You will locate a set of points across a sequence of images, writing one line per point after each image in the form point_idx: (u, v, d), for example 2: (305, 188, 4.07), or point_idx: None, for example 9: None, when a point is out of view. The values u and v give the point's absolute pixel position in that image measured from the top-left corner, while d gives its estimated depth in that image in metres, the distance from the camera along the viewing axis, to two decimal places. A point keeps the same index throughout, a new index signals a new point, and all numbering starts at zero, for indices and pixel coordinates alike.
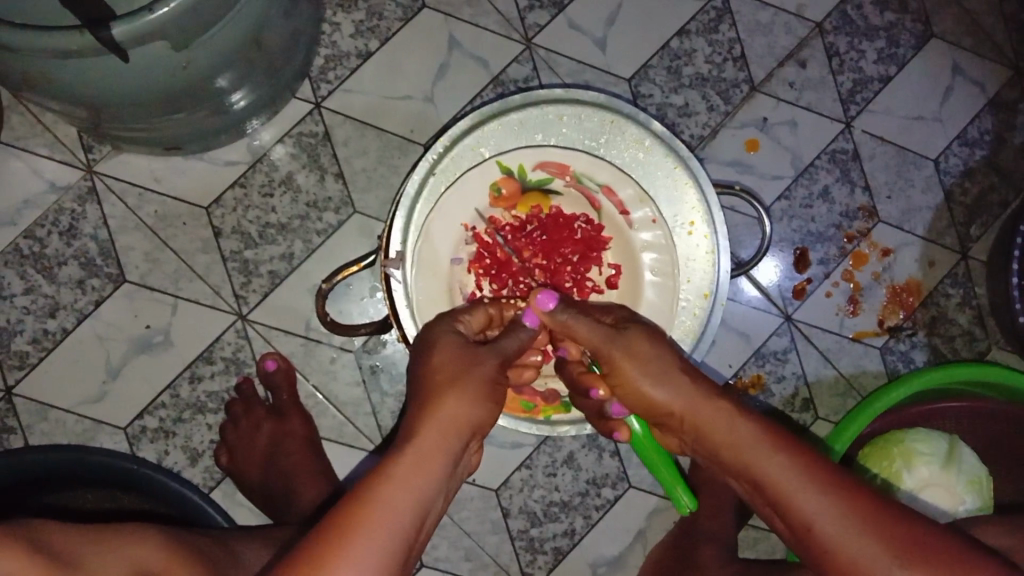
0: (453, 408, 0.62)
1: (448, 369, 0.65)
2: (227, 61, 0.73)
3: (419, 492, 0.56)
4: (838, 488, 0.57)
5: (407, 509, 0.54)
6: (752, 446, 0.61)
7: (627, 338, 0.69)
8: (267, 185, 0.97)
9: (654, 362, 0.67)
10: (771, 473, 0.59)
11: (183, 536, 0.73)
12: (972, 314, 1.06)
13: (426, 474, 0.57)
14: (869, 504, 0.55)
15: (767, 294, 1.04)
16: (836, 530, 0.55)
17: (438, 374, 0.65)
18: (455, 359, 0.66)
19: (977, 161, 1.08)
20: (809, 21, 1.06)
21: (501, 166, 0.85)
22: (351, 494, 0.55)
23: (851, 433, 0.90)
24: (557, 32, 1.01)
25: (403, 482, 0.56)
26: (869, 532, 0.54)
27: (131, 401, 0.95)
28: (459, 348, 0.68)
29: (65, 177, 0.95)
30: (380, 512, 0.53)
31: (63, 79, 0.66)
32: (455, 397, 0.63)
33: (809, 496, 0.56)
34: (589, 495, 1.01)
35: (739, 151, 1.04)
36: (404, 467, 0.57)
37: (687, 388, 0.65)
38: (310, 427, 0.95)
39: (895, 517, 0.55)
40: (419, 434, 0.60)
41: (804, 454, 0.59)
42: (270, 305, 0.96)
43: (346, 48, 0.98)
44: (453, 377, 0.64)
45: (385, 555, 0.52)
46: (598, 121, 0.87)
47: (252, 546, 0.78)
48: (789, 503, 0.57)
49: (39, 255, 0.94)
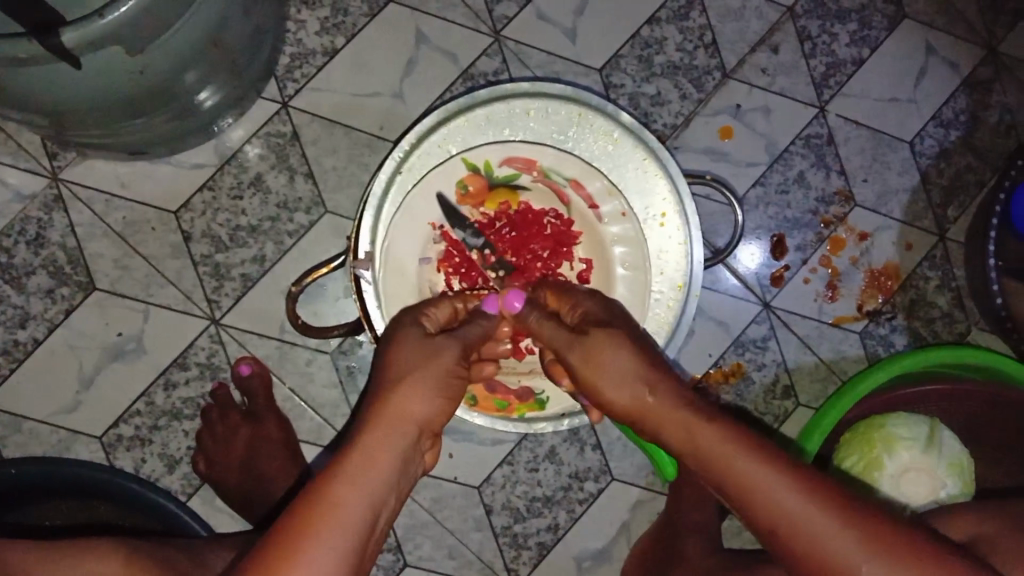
0: (409, 405, 0.62)
1: (405, 366, 0.64)
2: (186, 63, 0.73)
3: (375, 490, 0.56)
4: (811, 483, 0.57)
5: (360, 507, 0.54)
6: (719, 453, 0.59)
7: (586, 346, 0.68)
8: (236, 187, 0.96)
9: (616, 374, 0.66)
10: (739, 471, 0.58)
11: (146, 544, 0.72)
12: (951, 296, 1.06)
13: (381, 474, 0.57)
14: (840, 500, 0.55)
15: (745, 282, 1.04)
16: (812, 524, 0.54)
17: (397, 371, 0.64)
18: (405, 353, 0.66)
19: (952, 141, 1.07)
20: (780, 5, 1.05)
21: (467, 163, 0.83)
22: (304, 494, 0.54)
23: (859, 389, 0.90)
24: (526, 24, 1.00)
25: (360, 481, 0.55)
26: (846, 527, 0.53)
27: (105, 410, 0.94)
28: (415, 341, 0.67)
29: (31, 186, 0.93)
30: (335, 514, 0.52)
31: (16, 87, 0.66)
32: (418, 395, 0.63)
33: (783, 492, 0.56)
34: (571, 489, 1.01)
35: (712, 139, 1.03)
36: (362, 464, 0.56)
37: (654, 395, 0.65)
38: (288, 431, 0.94)
39: (868, 512, 0.54)
40: (373, 434, 0.59)
41: (774, 455, 0.59)
42: (244, 309, 0.95)
43: (312, 46, 0.97)
44: (412, 374, 0.63)
45: (341, 555, 0.51)
46: (566, 115, 0.84)
47: (223, 551, 0.78)
48: (762, 501, 0.57)
49: (7, 265, 0.93)
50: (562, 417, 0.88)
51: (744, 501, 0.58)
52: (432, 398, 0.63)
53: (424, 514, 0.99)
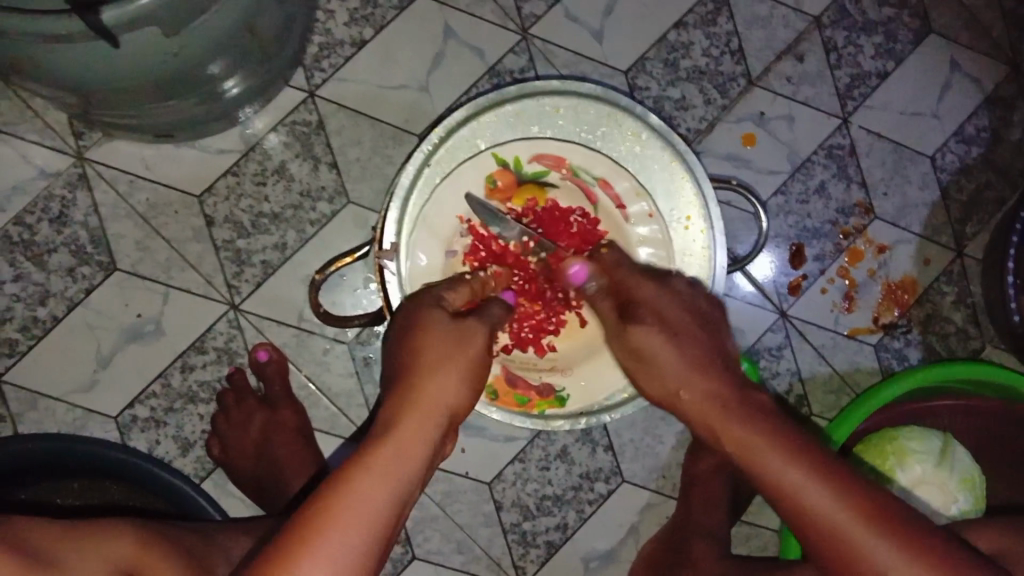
0: (434, 394, 0.62)
1: (432, 353, 0.64)
2: (219, 47, 0.73)
3: (399, 480, 0.56)
4: (846, 485, 0.55)
5: (384, 501, 0.54)
6: (750, 444, 0.59)
7: (632, 331, 0.69)
8: (260, 174, 0.96)
9: (660, 364, 0.67)
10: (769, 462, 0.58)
11: (162, 529, 0.72)
12: (966, 312, 1.07)
13: (407, 462, 0.57)
14: (875, 502, 0.54)
15: (762, 289, 1.04)
16: (839, 522, 0.54)
17: (422, 359, 0.64)
18: (431, 334, 0.66)
19: (973, 158, 1.08)
20: (807, 15, 1.05)
21: (497, 158, 0.84)
22: (329, 480, 0.54)
23: (879, 399, 0.91)
24: (555, 23, 1.00)
25: (386, 471, 0.55)
26: (880, 533, 0.53)
27: (121, 391, 0.94)
28: (442, 323, 0.67)
29: (55, 165, 0.93)
30: (359, 502, 0.53)
31: (52, 65, 0.66)
32: (438, 380, 0.63)
33: (814, 489, 0.55)
34: (582, 488, 1.01)
35: (735, 146, 1.03)
36: (388, 452, 0.57)
37: (694, 388, 0.65)
38: (303, 419, 0.94)
39: (902, 518, 0.54)
40: (403, 423, 0.60)
41: (807, 449, 0.58)
42: (263, 296, 0.96)
43: (341, 36, 0.98)
44: (435, 362, 0.64)
45: (362, 544, 0.51)
46: (595, 114, 0.85)
47: (239, 536, 0.78)
48: (794, 498, 0.56)
49: (29, 242, 0.93)
50: (580, 415, 0.88)
51: (776, 499, 0.57)
52: (457, 382, 0.64)
53: (434, 508, 0.99)
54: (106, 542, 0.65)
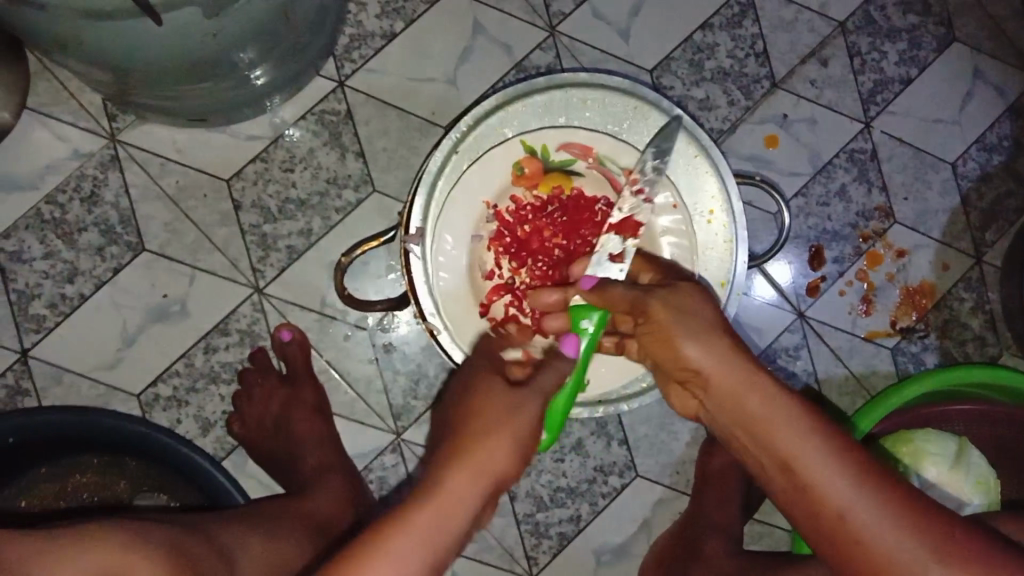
0: (492, 450, 0.59)
1: (490, 413, 0.61)
2: (256, 30, 0.74)
3: (445, 535, 0.54)
4: (879, 478, 0.54)
5: (428, 551, 0.52)
6: (781, 428, 0.58)
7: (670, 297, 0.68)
8: (288, 161, 0.98)
9: (687, 325, 0.65)
10: (801, 445, 0.57)
11: (153, 527, 0.67)
12: (984, 319, 1.07)
13: (457, 513, 0.55)
14: (905, 496, 0.53)
15: (781, 290, 1.05)
16: (870, 521, 0.52)
17: (478, 410, 0.61)
18: (489, 398, 0.63)
19: (994, 165, 1.08)
20: (832, 20, 1.06)
21: (525, 145, 0.85)
22: (372, 528, 0.53)
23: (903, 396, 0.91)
24: (582, 20, 1.02)
25: (430, 520, 0.53)
26: (912, 533, 0.51)
27: (144, 369, 0.95)
28: (496, 389, 0.64)
29: (88, 145, 0.95)
30: (402, 549, 0.51)
31: (93, 43, 0.68)
32: (499, 445, 0.59)
33: (838, 481, 0.54)
34: (596, 482, 1.01)
35: (758, 147, 1.04)
36: (438, 501, 0.55)
37: (728, 361, 0.62)
38: (322, 396, 0.95)
39: (933, 513, 0.52)
40: (455, 471, 0.57)
41: (845, 443, 0.57)
42: (287, 280, 0.97)
43: (372, 28, 0.99)
44: (495, 423, 0.60)
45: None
46: (622, 106, 0.86)
47: (234, 527, 0.76)
48: (832, 502, 0.54)
49: (60, 220, 0.95)
50: (598, 404, 0.90)
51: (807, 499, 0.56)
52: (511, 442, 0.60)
53: None
54: (100, 550, 0.61)
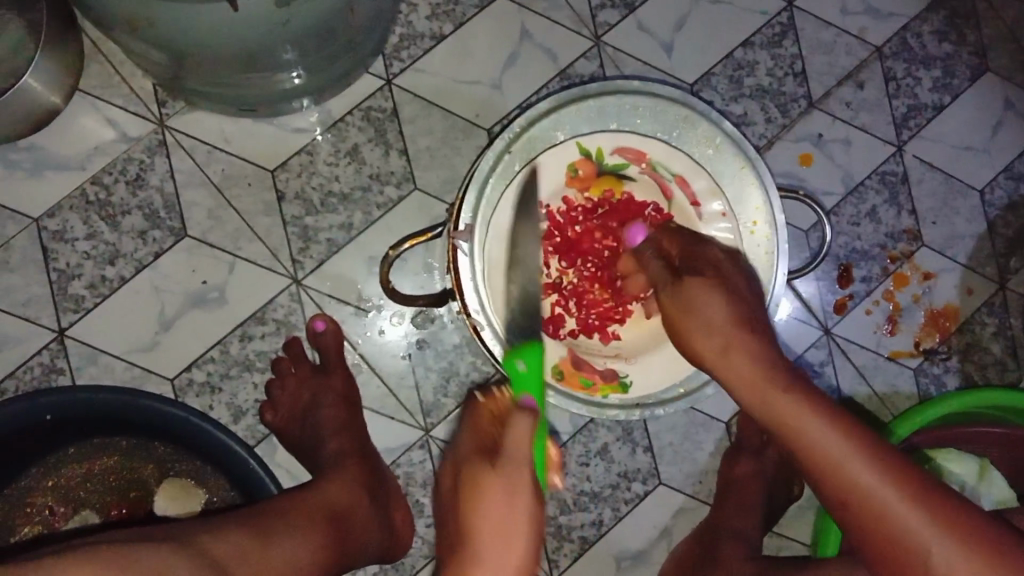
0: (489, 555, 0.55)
1: (480, 511, 0.57)
2: (322, 23, 0.76)
3: None
4: (886, 463, 0.56)
5: None
6: (790, 415, 0.61)
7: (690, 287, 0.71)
8: (333, 155, 0.99)
9: (707, 321, 0.69)
10: (812, 435, 0.59)
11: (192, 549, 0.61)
12: (1005, 344, 1.09)
13: None
14: (913, 481, 0.55)
15: (809, 306, 1.06)
16: (881, 501, 0.54)
17: (471, 509, 0.58)
18: (480, 494, 0.58)
19: (1020, 195, 1.11)
20: (869, 45, 1.09)
21: (580, 148, 0.88)
22: None
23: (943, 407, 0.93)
24: (627, 32, 1.04)
25: None
26: (920, 511, 0.53)
27: (179, 354, 0.96)
28: (480, 475, 0.59)
29: (137, 129, 0.96)
30: None
31: (164, 27, 0.68)
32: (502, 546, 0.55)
33: (857, 464, 0.56)
34: (619, 488, 1.02)
35: (793, 164, 1.06)
36: None
37: (744, 356, 0.66)
38: (351, 386, 0.95)
39: (939, 495, 0.54)
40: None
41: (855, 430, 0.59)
42: (326, 273, 0.98)
43: (421, 29, 1.01)
44: (485, 522, 0.56)
45: None
46: (673, 116, 0.88)
47: (232, 537, 0.65)
48: (846, 482, 0.56)
49: (104, 202, 0.96)
50: (637, 406, 0.90)
51: (819, 479, 0.58)
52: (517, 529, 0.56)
53: None
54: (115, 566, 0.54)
